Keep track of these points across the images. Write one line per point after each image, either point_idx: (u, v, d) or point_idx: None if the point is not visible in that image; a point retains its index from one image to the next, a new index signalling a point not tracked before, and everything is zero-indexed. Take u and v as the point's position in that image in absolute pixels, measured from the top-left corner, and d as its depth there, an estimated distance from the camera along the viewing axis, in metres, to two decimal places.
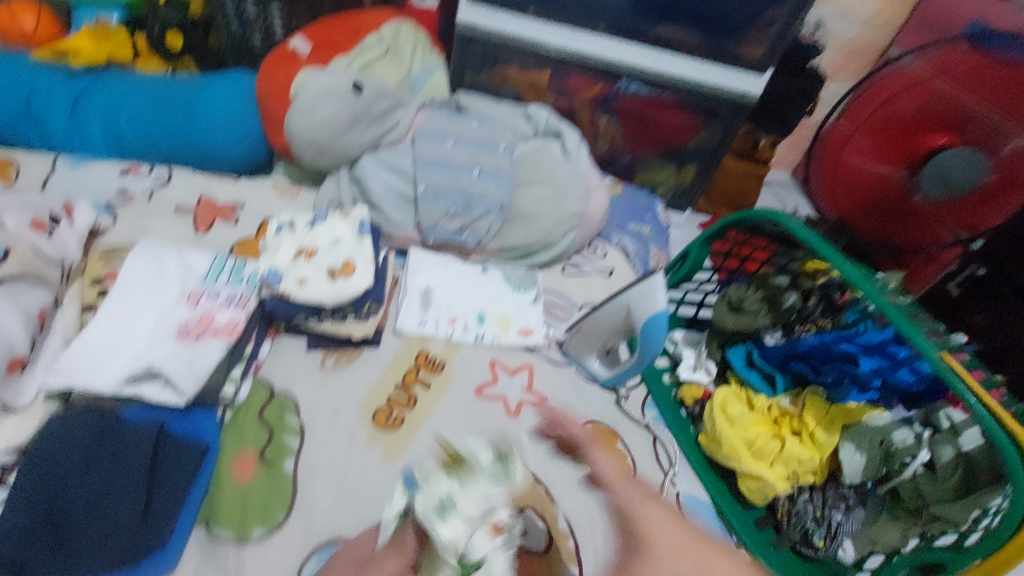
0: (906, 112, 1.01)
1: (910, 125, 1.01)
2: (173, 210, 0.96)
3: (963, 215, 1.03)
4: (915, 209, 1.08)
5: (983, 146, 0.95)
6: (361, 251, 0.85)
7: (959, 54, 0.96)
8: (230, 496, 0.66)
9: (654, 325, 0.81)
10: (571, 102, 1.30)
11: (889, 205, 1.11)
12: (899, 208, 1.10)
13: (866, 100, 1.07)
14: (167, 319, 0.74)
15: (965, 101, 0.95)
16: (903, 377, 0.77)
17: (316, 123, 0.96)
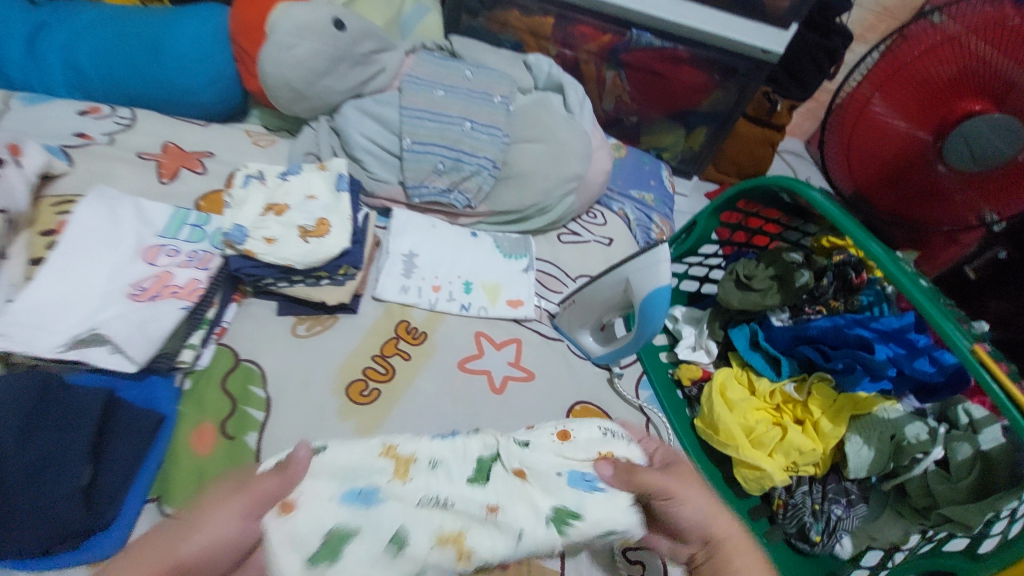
0: (941, 74, 0.88)
1: (945, 90, 0.89)
2: (137, 156, 0.88)
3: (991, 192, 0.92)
4: (939, 184, 0.99)
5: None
6: (337, 208, 0.77)
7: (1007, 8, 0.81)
8: (187, 470, 0.61)
9: (654, 301, 0.71)
10: (577, 53, 1.19)
11: (913, 178, 1.01)
12: (924, 183, 1.00)
13: (892, 60, 0.95)
14: (119, 277, 0.66)
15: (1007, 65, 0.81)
16: (921, 367, 0.70)
17: (292, 64, 0.84)
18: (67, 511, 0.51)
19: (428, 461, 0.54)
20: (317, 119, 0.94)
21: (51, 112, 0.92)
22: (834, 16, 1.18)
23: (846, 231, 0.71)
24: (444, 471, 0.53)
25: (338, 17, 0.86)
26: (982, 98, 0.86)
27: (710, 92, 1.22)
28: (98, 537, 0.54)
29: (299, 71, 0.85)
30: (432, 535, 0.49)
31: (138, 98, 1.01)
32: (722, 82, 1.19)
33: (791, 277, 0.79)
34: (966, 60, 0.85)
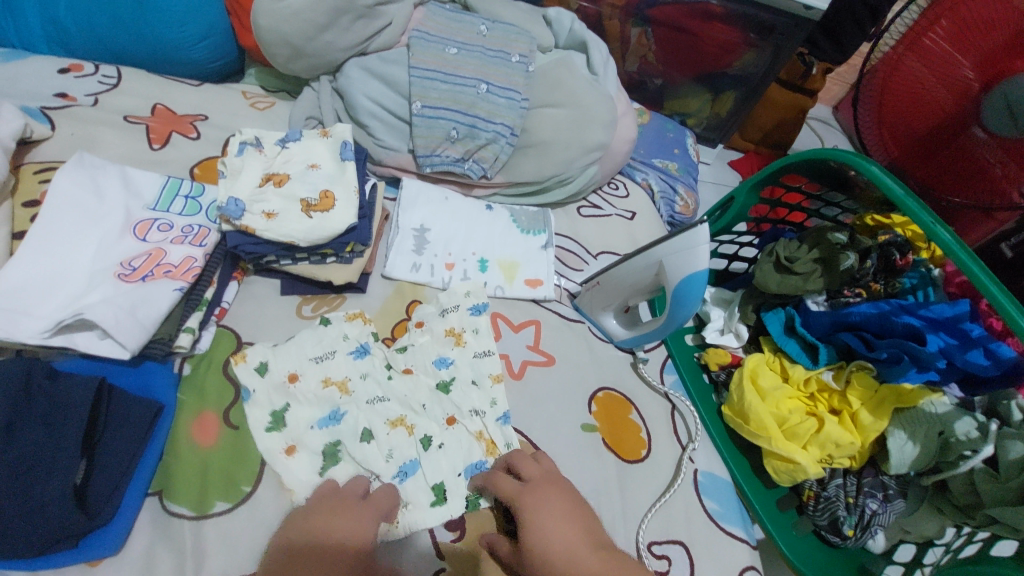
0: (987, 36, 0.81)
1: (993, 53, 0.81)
2: (124, 119, 0.81)
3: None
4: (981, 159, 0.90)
5: None
6: (342, 179, 0.71)
7: None
8: (189, 461, 0.57)
9: (689, 285, 0.65)
10: (600, 8, 1.10)
11: (953, 153, 0.93)
12: (964, 157, 0.92)
13: (928, 25, 0.89)
14: (107, 254, 0.61)
15: None
16: (974, 360, 0.64)
17: (288, 16, 0.75)
18: (57, 513, 0.47)
19: (447, 380, 0.67)
20: (318, 79, 0.87)
21: (29, 69, 0.84)
22: None
23: (902, 209, 0.64)
24: (449, 384, 0.67)
25: None
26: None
27: (740, 52, 1.13)
28: (94, 537, 0.50)
29: (296, 24, 0.76)
30: (385, 421, 0.63)
31: (126, 55, 0.93)
32: (756, 41, 1.09)
33: (835, 260, 0.73)
34: (1016, 18, 0.77)
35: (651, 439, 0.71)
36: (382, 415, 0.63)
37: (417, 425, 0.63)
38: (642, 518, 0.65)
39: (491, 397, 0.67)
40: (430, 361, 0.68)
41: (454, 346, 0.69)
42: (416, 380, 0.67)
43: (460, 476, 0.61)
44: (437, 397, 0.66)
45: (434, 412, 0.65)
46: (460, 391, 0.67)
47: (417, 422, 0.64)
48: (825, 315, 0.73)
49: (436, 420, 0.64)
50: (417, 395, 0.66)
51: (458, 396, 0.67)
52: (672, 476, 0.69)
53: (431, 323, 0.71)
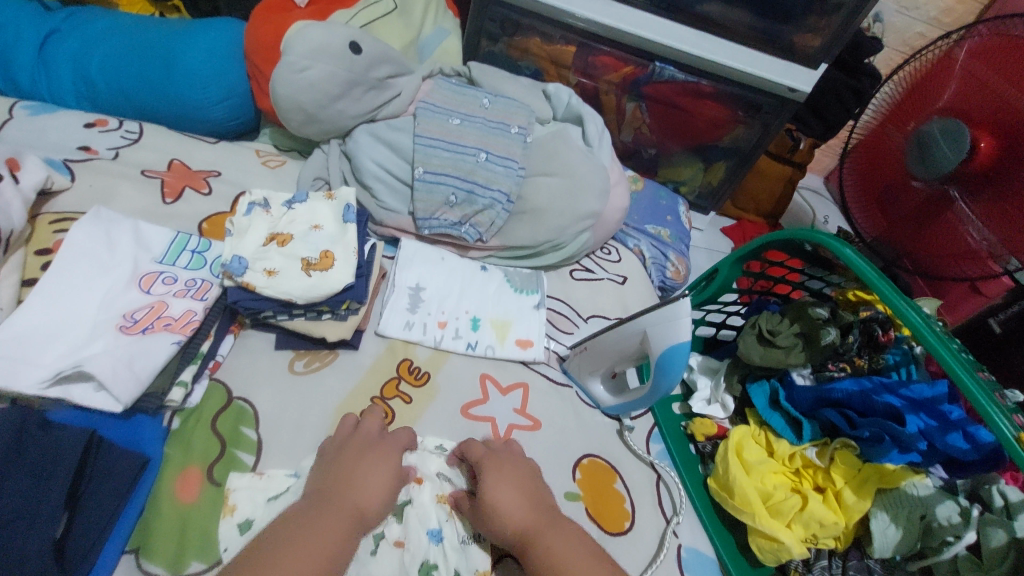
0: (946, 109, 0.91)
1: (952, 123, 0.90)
2: (141, 173, 0.85)
3: (1004, 231, 0.85)
4: (958, 230, 0.93)
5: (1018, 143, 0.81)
6: (343, 239, 0.74)
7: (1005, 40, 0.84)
8: (170, 517, 0.57)
9: (672, 357, 0.67)
10: (597, 83, 1.17)
11: (928, 222, 0.98)
12: (942, 227, 0.96)
13: (907, 99, 1.00)
14: (111, 305, 0.63)
15: (1004, 90, 0.83)
16: (954, 443, 0.65)
17: (304, 87, 0.81)
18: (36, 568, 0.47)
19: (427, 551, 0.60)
20: (328, 142, 0.92)
21: (56, 123, 0.89)
22: (865, 55, 1.14)
23: (879, 292, 0.67)
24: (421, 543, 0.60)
25: (355, 40, 0.84)
26: (996, 136, 0.83)
27: (730, 127, 1.19)
28: None
29: (311, 94, 0.82)
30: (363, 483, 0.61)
31: (149, 112, 0.98)
32: (744, 118, 1.16)
33: (816, 335, 0.74)
34: (976, 92, 0.87)
35: (635, 510, 0.71)
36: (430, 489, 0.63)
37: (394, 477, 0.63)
38: None
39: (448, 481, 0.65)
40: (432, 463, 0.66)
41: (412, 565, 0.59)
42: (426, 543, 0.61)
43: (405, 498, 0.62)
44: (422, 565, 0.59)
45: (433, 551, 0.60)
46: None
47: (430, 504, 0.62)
48: (809, 393, 0.74)
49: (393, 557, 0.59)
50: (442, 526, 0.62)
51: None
52: (656, 549, 0.68)
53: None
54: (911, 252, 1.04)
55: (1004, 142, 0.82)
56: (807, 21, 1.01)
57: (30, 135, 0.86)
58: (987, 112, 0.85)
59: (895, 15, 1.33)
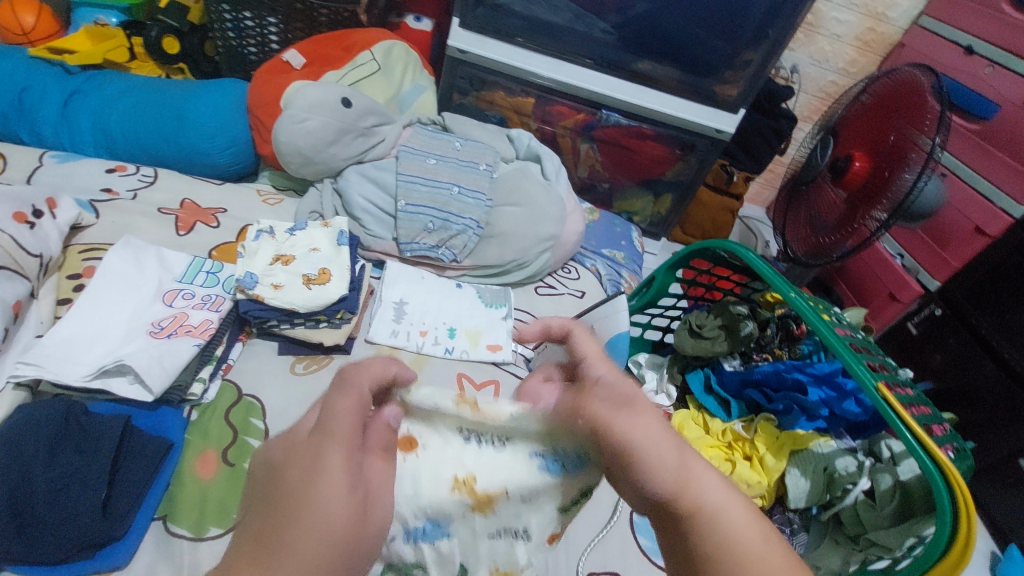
0: (853, 137, 1.16)
1: (856, 146, 1.15)
2: (158, 210, 0.98)
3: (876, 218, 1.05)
4: (849, 224, 1.13)
5: (892, 154, 1.04)
6: (338, 259, 0.87)
7: (892, 85, 1.09)
8: (192, 490, 0.66)
9: (617, 345, 0.81)
10: (555, 128, 1.36)
11: (832, 223, 1.19)
12: (838, 224, 1.17)
13: (828, 133, 1.25)
14: (140, 316, 0.74)
15: (888, 121, 1.08)
16: (849, 408, 0.80)
17: (302, 135, 0.96)
18: (87, 524, 0.57)
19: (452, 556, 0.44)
20: (321, 181, 1.06)
21: (81, 170, 1.02)
22: (780, 101, 1.36)
23: (775, 286, 0.83)
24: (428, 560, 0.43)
25: (347, 97, 1.00)
26: (871, 158, 1.10)
27: (671, 163, 1.38)
28: (108, 551, 0.59)
29: (309, 140, 0.97)
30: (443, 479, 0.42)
31: (161, 158, 1.12)
32: (682, 155, 1.34)
33: (736, 327, 0.89)
34: (871, 124, 1.12)
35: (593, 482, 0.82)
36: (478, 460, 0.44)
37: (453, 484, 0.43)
38: (584, 550, 0.74)
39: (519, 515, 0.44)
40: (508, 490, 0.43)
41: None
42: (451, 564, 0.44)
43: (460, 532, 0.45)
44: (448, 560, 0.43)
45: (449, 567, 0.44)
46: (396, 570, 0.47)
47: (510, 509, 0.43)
48: (734, 378, 0.88)
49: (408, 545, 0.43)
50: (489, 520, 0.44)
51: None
52: (610, 515, 0.79)
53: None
54: (817, 250, 1.23)
55: (874, 161, 1.09)
56: (725, 75, 1.20)
57: (58, 179, 0.99)
58: (866, 141, 1.13)
59: (809, 68, 1.56)
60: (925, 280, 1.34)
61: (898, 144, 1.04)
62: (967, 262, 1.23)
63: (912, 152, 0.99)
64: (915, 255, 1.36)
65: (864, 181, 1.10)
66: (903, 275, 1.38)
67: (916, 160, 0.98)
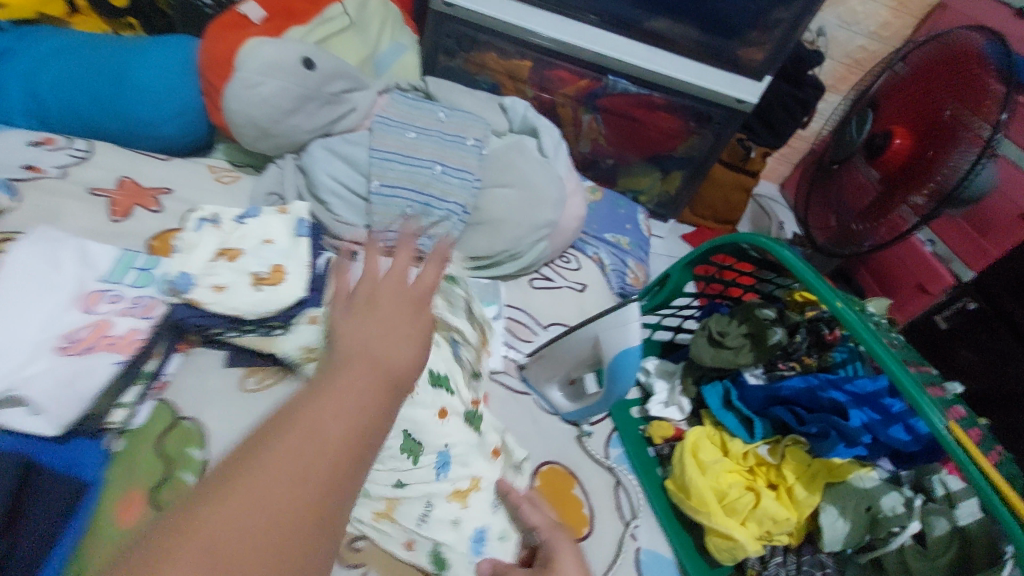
0: (888, 112, 1.02)
1: (892, 123, 1.00)
2: (88, 191, 0.83)
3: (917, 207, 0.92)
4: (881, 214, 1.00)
5: (936, 134, 0.90)
6: (295, 254, 0.73)
7: (937, 53, 0.95)
8: (108, 546, 0.54)
9: (626, 358, 0.70)
10: (554, 97, 1.20)
11: (860, 211, 1.06)
12: (867, 212, 1.04)
13: (860, 105, 1.10)
14: (52, 326, 0.59)
15: (932, 95, 0.93)
16: (896, 435, 0.68)
17: (256, 102, 0.81)
18: None
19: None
20: (282, 156, 0.91)
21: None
22: (807, 68, 1.21)
23: (816, 292, 0.68)
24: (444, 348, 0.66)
25: (308, 56, 0.84)
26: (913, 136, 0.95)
27: (684, 137, 1.23)
28: None
29: (264, 109, 0.82)
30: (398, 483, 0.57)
31: (102, 129, 0.95)
32: (697, 128, 1.20)
33: (764, 336, 0.78)
34: (911, 97, 0.97)
35: (595, 515, 0.71)
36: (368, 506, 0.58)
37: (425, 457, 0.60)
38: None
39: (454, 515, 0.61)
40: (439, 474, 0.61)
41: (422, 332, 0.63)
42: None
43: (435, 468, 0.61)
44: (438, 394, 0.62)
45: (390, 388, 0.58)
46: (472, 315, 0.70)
47: (417, 481, 0.59)
48: (758, 394, 0.76)
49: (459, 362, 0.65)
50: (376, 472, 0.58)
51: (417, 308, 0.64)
52: (615, 553, 0.68)
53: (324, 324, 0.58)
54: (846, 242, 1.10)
55: (919, 140, 0.93)
56: (750, 36, 1.05)
57: None
58: (910, 116, 0.97)
59: (836, 30, 1.38)
60: (958, 270, 1.22)
61: (950, 124, 0.88)
62: (1008, 253, 1.11)
63: (964, 135, 0.85)
64: (948, 243, 1.23)
65: (901, 163, 0.96)
66: (933, 263, 1.26)
67: (967, 142, 0.84)
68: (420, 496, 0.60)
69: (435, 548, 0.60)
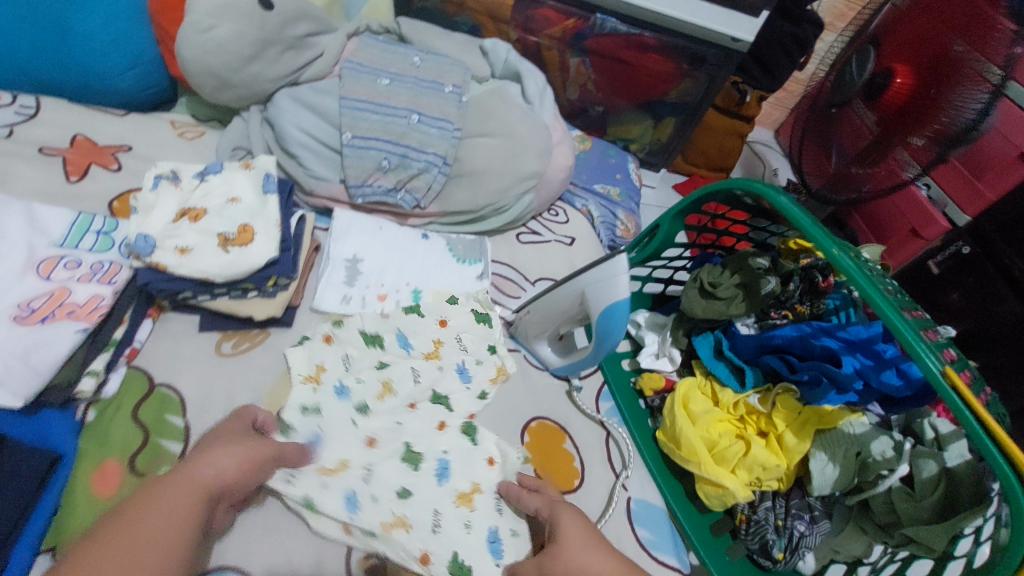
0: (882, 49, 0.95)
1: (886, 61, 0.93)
2: (38, 151, 0.77)
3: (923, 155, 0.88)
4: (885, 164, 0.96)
5: (937, 73, 0.85)
6: (263, 213, 0.69)
7: None
8: (87, 515, 0.53)
9: (613, 314, 0.67)
10: (539, 39, 1.13)
11: (859, 159, 1.01)
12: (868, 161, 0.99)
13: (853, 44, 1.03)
14: (4, 295, 0.57)
15: (931, 28, 0.87)
16: (888, 380, 0.67)
17: (211, 48, 0.74)
18: None
19: (366, 399, 0.66)
20: (248, 109, 0.86)
21: None
22: (807, 2, 1.13)
23: (812, 239, 0.65)
24: (446, 364, 0.72)
25: None
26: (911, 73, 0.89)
27: (676, 81, 1.17)
28: None
29: (220, 56, 0.75)
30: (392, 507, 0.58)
31: (53, 86, 0.85)
32: (690, 70, 1.13)
33: (756, 286, 0.75)
34: (907, 31, 0.91)
35: (585, 468, 0.71)
36: (376, 517, 0.57)
37: (418, 468, 0.63)
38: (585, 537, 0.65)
39: (464, 518, 0.61)
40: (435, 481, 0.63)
41: (424, 359, 0.72)
42: (390, 404, 0.67)
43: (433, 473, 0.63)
44: (437, 409, 0.68)
45: (395, 407, 0.67)
46: (469, 334, 0.76)
47: (421, 489, 0.62)
48: (750, 344, 0.75)
49: (460, 382, 0.71)
50: (378, 479, 0.60)
51: (426, 320, 0.76)
52: (606, 504, 0.69)
53: (342, 336, 0.71)
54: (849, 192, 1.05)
55: (921, 79, 0.87)
56: None
57: None
58: (908, 51, 0.90)
59: None
60: (952, 214, 1.19)
61: (957, 61, 0.82)
62: (1005, 194, 1.08)
63: (970, 73, 0.80)
64: (942, 186, 1.19)
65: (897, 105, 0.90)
66: (927, 208, 1.22)
67: (974, 81, 0.80)
68: (427, 506, 0.61)
69: (453, 556, 0.58)
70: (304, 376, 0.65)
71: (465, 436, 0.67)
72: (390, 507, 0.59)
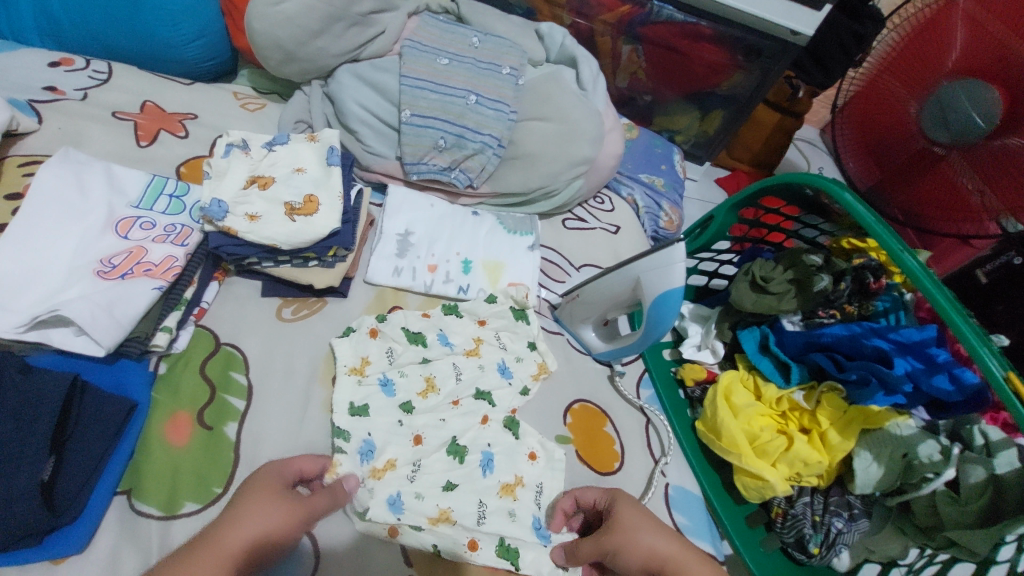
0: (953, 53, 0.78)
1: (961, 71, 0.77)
2: (112, 115, 0.80)
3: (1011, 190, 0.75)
4: (957, 191, 0.83)
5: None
6: (328, 184, 0.71)
7: None
8: (161, 461, 0.56)
9: (665, 303, 0.68)
10: (592, 24, 1.12)
11: (925, 181, 0.87)
12: (938, 186, 0.85)
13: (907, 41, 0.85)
14: (87, 250, 0.60)
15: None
16: (939, 385, 0.65)
17: (280, 21, 0.76)
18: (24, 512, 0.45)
19: (407, 399, 0.66)
20: (309, 83, 0.88)
21: (14, 59, 0.81)
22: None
23: (875, 238, 0.64)
24: (487, 362, 0.71)
25: None
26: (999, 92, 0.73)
27: (728, 73, 1.15)
28: (57, 536, 0.49)
29: (289, 29, 0.77)
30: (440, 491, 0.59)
31: (123, 53, 0.88)
32: (744, 63, 1.11)
33: (809, 282, 0.75)
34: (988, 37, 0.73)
35: (625, 451, 0.72)
36: (423, 512, 0.59)
37: (460, 463, 0.63)
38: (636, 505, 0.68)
39: (509, 509, 0.62)
40: (479, 472, 0.63)
41: (465, 355, 0.71)
42: (434, 401, 0.67)
43: (477, 466, 0.63)
44: (479, 405, 0.68)
45: (438, 404, 0.66)
46: (508, 332, 0.76)
47: (466, 482, 0.62)
48: (797, 340, 0.75)
49: (502, 380, 0.71)
50: (425, 475, 0.61)
51: (464, 320, 0.75)
52: (645, 487, 0.70)
53: (387, 332, 0.70)
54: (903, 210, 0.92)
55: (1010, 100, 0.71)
56: None
57: None
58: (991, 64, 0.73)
59: None
60: None
61: None
62: None
63: None
64: None
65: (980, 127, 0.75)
66: None
67: None
68: (472, 496, 0.61)
69: (500, 541, 0.60)
70: (350, 368, 0.66)
71: (507, 430, 0.67)
72: (436, 501, 0.60)
